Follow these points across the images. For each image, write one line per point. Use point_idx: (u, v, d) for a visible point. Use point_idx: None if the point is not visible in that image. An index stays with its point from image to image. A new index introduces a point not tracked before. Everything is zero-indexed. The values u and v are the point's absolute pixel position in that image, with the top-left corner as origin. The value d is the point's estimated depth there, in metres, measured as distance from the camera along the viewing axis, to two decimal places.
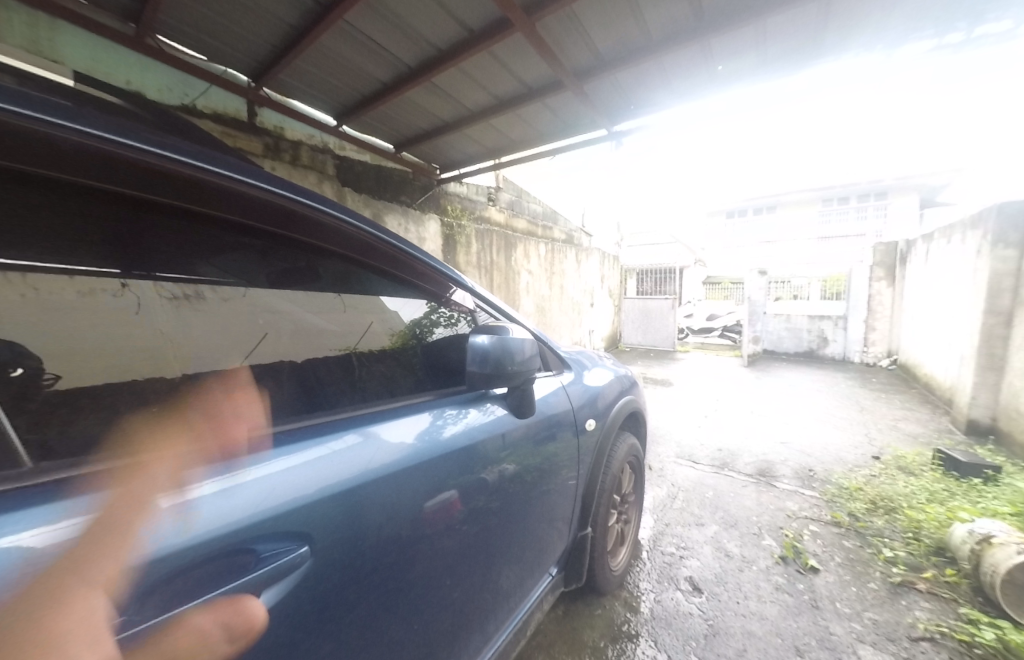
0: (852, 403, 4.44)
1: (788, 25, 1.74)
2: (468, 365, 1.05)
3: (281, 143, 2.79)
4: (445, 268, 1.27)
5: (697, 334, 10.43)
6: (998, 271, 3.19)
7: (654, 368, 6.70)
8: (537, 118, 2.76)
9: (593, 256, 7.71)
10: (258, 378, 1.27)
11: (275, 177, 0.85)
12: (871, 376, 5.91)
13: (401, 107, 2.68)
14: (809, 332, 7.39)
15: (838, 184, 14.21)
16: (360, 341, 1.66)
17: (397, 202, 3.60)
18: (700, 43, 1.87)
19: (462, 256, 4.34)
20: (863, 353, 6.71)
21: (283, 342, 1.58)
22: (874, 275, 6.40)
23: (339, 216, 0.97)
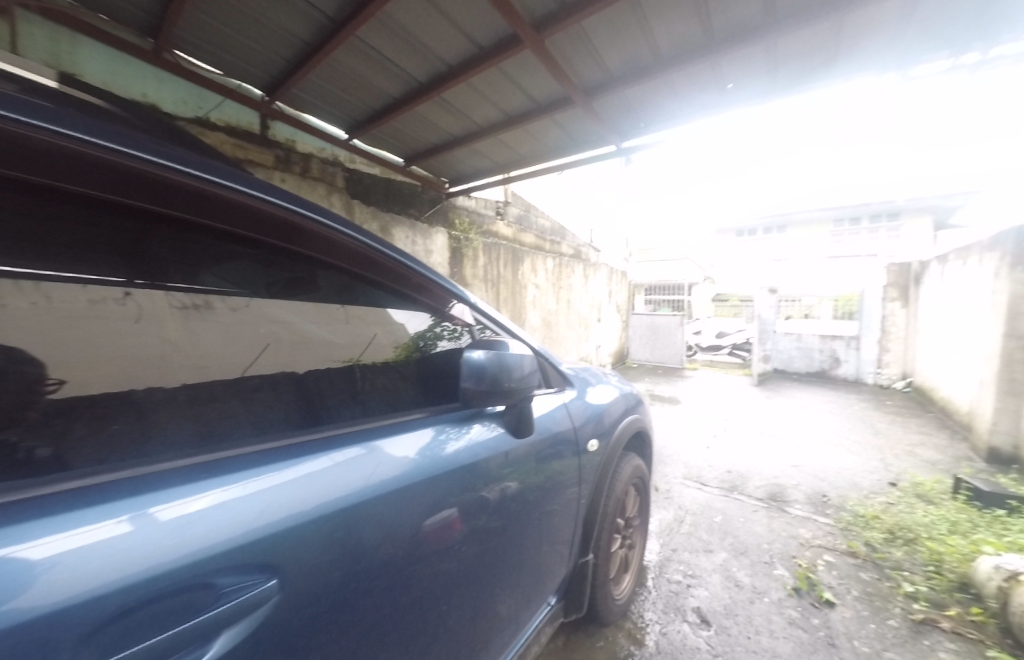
0: (867, 425, 4.31)
1: (801, 44, 1.75)
2: (464, 381, 1.02)
3: (291, 155, 2.86)
4: (441, 280, 1.28)
5: (706, 352, 10.32)
6: (1018, 294, 3.11)
7: (660, 385, 6.62)
8: (546, 133, 2.80)
9: (601, 271, 7.72)
10: (258, 388, 1.27)
11: (274, 188, 0.88)
12: (886, 398, 5.76)
13: (411, 122, 2.75)
14: (820, 352, 7.26)
15: (849, 204, 14.17)
16: (363, 353, 1.66)
17: (405, 215, 3.66)
18: (710, 62, 1.89)
19: (468, 269, 4.37)
20: (876, 375, 6.57)
21: (286, 353, 1.57)
22: (888, 296, 6.32)
23: (338, 228, 0.99)
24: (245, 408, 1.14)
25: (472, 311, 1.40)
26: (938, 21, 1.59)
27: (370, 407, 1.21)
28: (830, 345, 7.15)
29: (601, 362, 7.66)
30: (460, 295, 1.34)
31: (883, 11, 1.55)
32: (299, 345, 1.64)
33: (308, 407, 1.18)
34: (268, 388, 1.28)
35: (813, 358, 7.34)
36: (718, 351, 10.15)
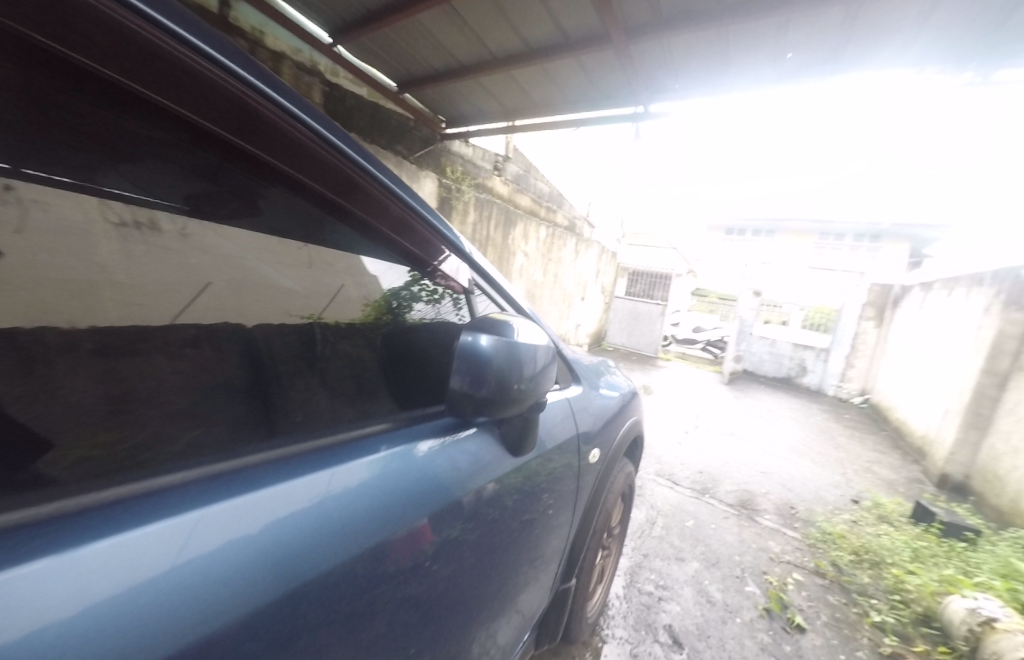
0: (828, 439, 4.59)
1: (882, 16, 1.62)
2: (456, 382, 0.85)
3: (258, 50, 2.43)
4: (443, 225, 1.11)
5: (680, 345, 10.59)
6: (1004, 334, 3.47)
7: (635, 372, 6.75)
8: (567, 78, 2.59)
9: (593, 249, 7.54)
10: (191, 343, 0.89)
11: (251, 66, 0.70)
12: (844, 412, 6.17)
13: (416, 37, 2.44)
14: (790, 359, 7.58)
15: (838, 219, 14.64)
16: (326, 309, 1.19)
17: (391, 151, 3.26)
18: (778, 19, 1.75)
19: (457, 222, 4.02)
20: (837, 387, 7.03)
21: (234, 299, 1.03)
22: (864, 315, 6.83)
23: (327, 135, 0.81)
24: (175, 368, 0.81)
25: (468, 271, 1.28)
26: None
27: (336, 397, 1.00)
28: (800, 354, 7.48)
29: (578, 341, 7.64)
30: (458, 247, 1.18)
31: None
32: (242, 289, 1.04)
33: (263, 399, 0.87)
34: (203, 346, 0.91)
35: (781, 364, 7.65)
36: (692, 345, 10.47)
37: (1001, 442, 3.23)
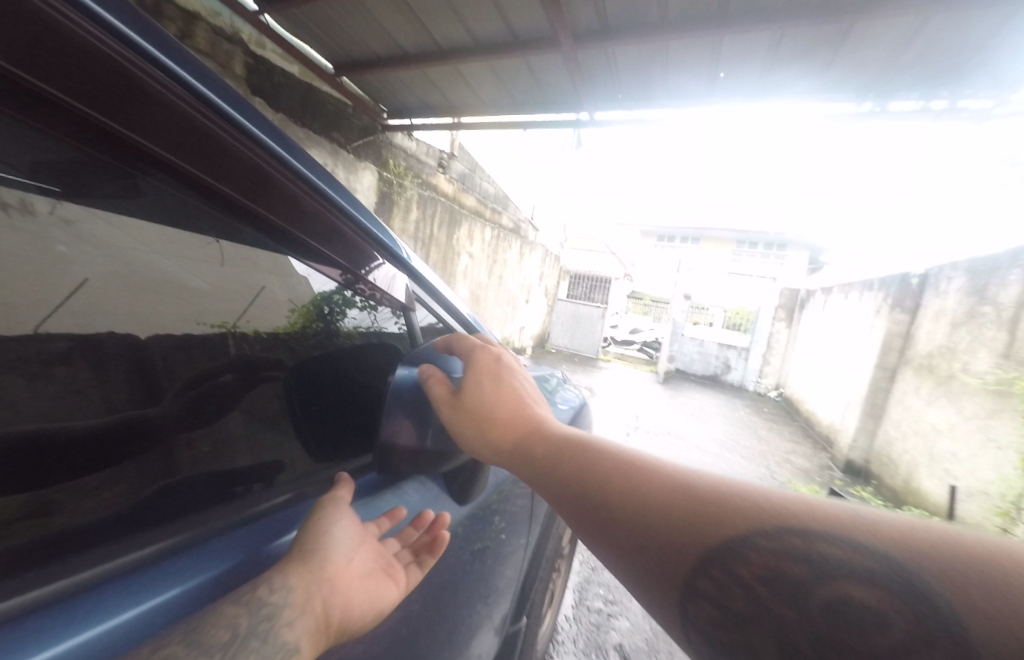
0: (752, 434, 5.18)
1: (804, 45, 1.78)
2: (393, 441, 0.77)
3: (164, 7, 2.27)
4: (380, 229, 0.95)
5: (619, 346, 11.15)
6: (893, 331, 4.27)
7: (578, 374, 6.94)
8: (516, 77, 2.54)
9: (537, 252, 7.61)
10: (63, 358, 0.64)
11: (146, 28, 0.52)
12: (763, 407, 6.92)
13: (351, 16, 2.27)
14: (716, 358, 8.30)
15: (753, 230, 16.52)
16: (243, 315, 0.91)
17: (326, 139, 3.03)
18: (713, 39, 1.85)
19: (398, 221, 3.81)
20: (756, 383, 7.90)
21: (133, 305, 0.74)
22: (778, 316, 7.70)
23: (253, 131, 0.66)
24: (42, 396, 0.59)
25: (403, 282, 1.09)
26: (916, 61, 1.78)
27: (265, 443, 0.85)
28: (725, 354, 8.23)
29: (523, 343, 7.68)
30: (392, 249, 1.00)
31: (889, 26, 1.61)
32: (136, 287, 0.74)
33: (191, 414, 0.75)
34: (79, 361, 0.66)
35: (709, 362, 8.35)
36: (631, 345, 11.08)
37: (893, 428, 3.98)
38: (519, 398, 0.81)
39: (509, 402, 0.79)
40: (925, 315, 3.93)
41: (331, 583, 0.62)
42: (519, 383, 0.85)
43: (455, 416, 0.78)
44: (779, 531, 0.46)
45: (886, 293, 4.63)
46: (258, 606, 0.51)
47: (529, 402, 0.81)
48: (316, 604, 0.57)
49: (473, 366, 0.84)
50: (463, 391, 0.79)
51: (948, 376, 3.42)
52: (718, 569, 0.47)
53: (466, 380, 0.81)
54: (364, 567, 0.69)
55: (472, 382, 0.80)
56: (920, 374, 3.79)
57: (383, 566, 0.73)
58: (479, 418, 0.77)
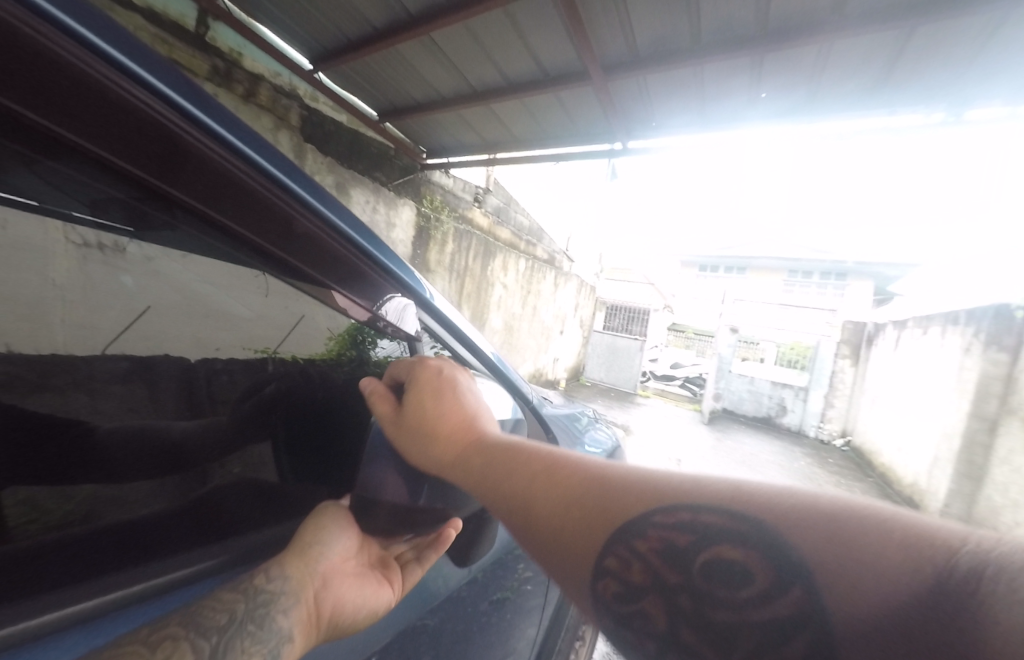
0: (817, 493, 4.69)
1: (853, 59, 1.71)
2: (380, 494, 0.82)
3: (234, 70, 2.55)
4: (385, 253, 0.89)
5: (659, 381, 10.63)
6: (990, 376, 3.78)
7: (614, 410, 6.66)
8: (548, 114, 2.64)
9: (572, 283, 7.58)
10: (122, 378, 0.68)
11: (148, 62, 0.53)
12: (827, 457, 6.20)
13: (394, 66, 2.50)
14: (770, 399, 7.64)
15: (806, 261, 15.57)
16: (284, 341, 0.92)
17: (370, 178, 3.34)
18: (752, 58, 1.82)
19: (433, 254, 4.00)
20: (818, 428, 7.16)
21: (186, 335, 0.75)
22: (841, 353, 7.07)
23: (259, 161, 0.64)
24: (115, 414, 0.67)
25: (428, 325, 1.11)
26: (990, 69, 1.64)
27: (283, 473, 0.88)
28: (779, 393, 7.57)
29: (556, 375, 7.52)
30: (415, 291, 0.99)
31: (961, 24, 1.48)
32: (189, 314, 0.75)
33: (226, 443, 0.80)
34: (137, 383, 0.70)
35: (761, 403, 7.70)
36: (672, 381, 10.51)
37: (999, 495, 3.44)
38: (459, 407, 0.79)
39: (448, 411, 0.78)
40: None
41: (326, 577, 0.65)
42: (462, 387, 0.84)
43: (400, 434, 0.78)
44: (674, 508, 0.53)
45: (978, 329, 4.09)
46: (257, 592, 0.56)
47: (471, 409, 0.81)
48: (309, 595, 0.61)
49: (413, 377, 0.83)
50: (403, 406, 0.80)
51: None
52: (622, 547, 0.53)
53: (403, 404, 0.80)
54: (358, 567, 0.71)
55: (410, 396, 0.80)
56: None
57: (380, 568, 0.75)
58: (420, 434, 0.76)
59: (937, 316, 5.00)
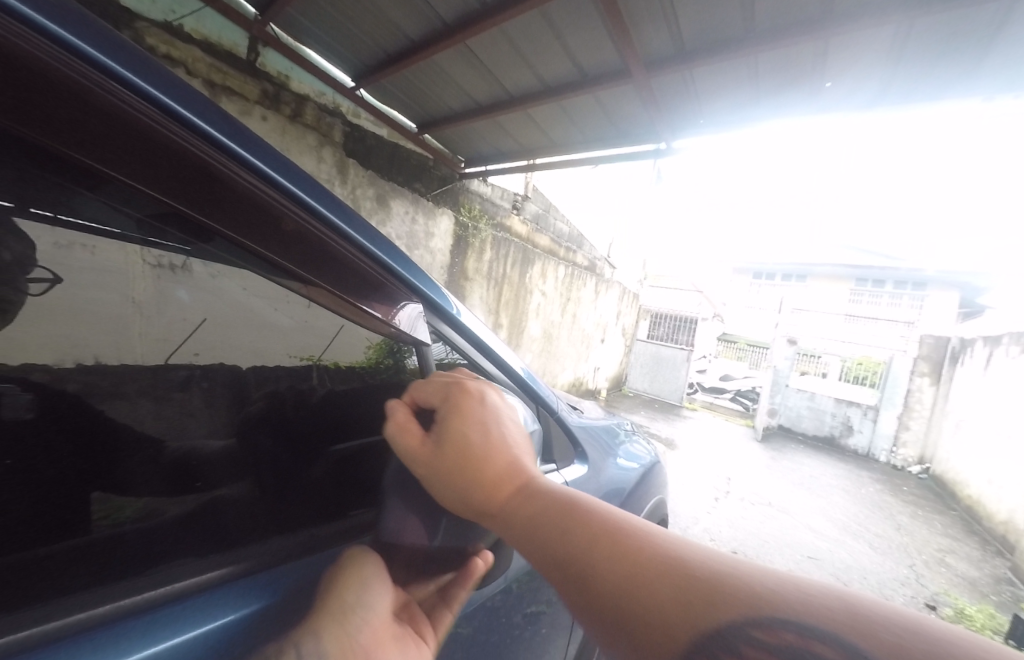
0: (890, 525, 4.19)
1: (933, 39, 1.52)
2: (400, 539, 0.82)
3: (282, 93, 2.71)
4: (409, 269, 0.94)
5: (707, 394, 10.07)
6: None
7: (657, 422, 6.39)
8: (586, 116, 2.61)
9: (614, 290, 7.38)
10: (181, 385, 0.83)
11: (151, 72, 0.54)
12: (902, 484, 5.55)
13: (433, 77, 2.58)
14: (833, 417, 6.99)
15: (877, 266, 14.14)
16: (327, 349, 0.98)
17: (409, 189, 3.45)
18: (813, 45, 1.68)
19: (471, 262, 4.07)
20: (891, 452, 6.43)
21: (233, 341, 0.87)
22: (918, 370, 6.32)
23: (256, 164, 0.64)
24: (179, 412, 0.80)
25: (456, 342, 1.14)
26: None
27: (299, 503, 0.82)
28: (844, 412, 6.90)
29: (597, 384, 7.34)
30: (441, 310, 1.05)
31: None
32: (241, 325, 0.86)
33: (256, 456, 0.83)
34: (194, 390, 0.84)
35: (823, 421, 7.06)
36: (721, 395, 9.91)
37: None
38: (506, 450, 0.74)
39: (494, 455, 0.72)
40: None
41: (369, 645, 0.55)
42: (506, 422, 0.79)
43: (435, 469, 0.70)
44: (777, 624, 0.48)
45: None
46: None
47: (518, 454, 0.75)
48: None
49: (451, 404, 0.74)
50: (440, 439, 0.71)
51: None
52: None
53: (443, 426, 0.72)
54: (395, 627, 0.61)
55: (450, 429, 0.71)
56: None
57: (410, 621, 0.66)
58: (464, 474, 0.69)
59: None
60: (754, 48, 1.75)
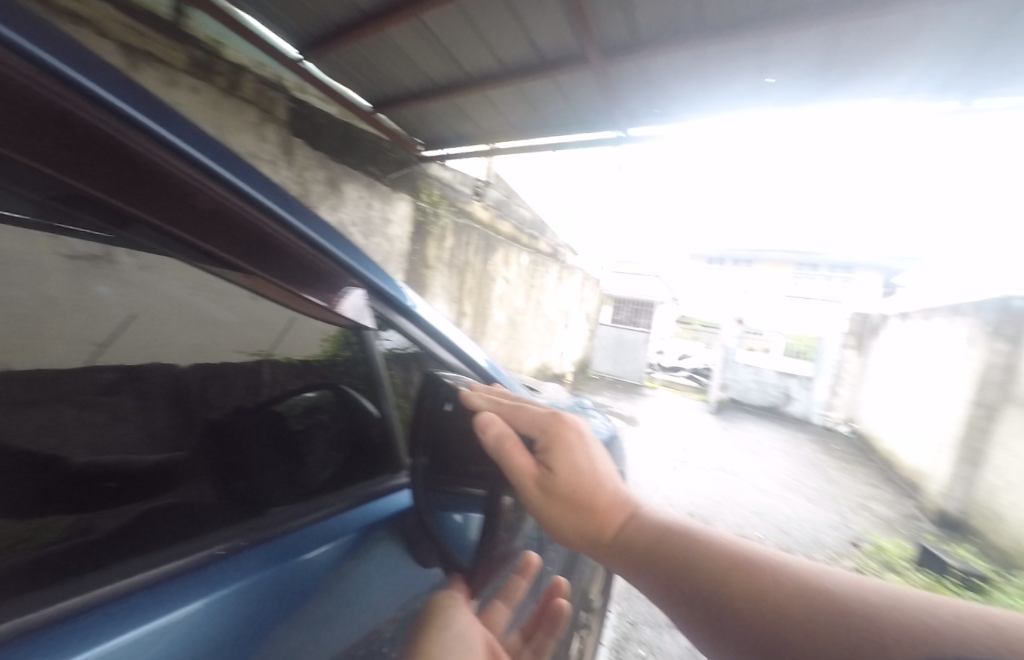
0: (823, 480, 4.69)
1: (859, 41, 1.64)
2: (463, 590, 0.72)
3: (215, 62, 2.46)
4: (362, 262, 0.88)
5: (665, 373, 10.63)
6: (993, 364, 3.76)
7: (620, 402, 6.67)
8: (544, 101, 2.58)
9: (576, 276, 7.51)
10: (108, 390, 0.82)
11: (63, 53, 0.48)
12: (833, 444, 6.21)
13: (385, 53, 2.44)
14: (775, 389, 7.63)
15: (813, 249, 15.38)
16: (276, 343, 1.03)
17: (363, 172, 3.29)
18: (756, 41, 1.76)
19: (432, 249, 3.97)
20: (823, 417, 7.14)
21: (165, 340, 0.92)
22: (846, 343, 7.00)
23: (190, 153, 0.59)
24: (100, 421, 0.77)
25: (412, 334, 1.03)
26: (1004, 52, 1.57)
27: (279, 491, 0.83)
28: (785, 383, 7.55)
29: (562, 368, 7.52)
30: (394, 300, 0.96)
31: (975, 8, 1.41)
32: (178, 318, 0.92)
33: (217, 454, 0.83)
34: (124, 392, 0.83)
35: (767, 393, 7.70)
36: (678, 373, 10.50)
37: (997, 480, 3.45)
38: (609, 478, 0.72)
39: (599, 485, 0.70)
40: None
41: None
42: (600, 451, 0.76)
43: (547, 502, 0.66)
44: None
45: (983, 319, 4.06)
46: None
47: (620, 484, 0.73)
48: None
49: (553, 435, 0.71)
50: (550, 467, 0.68)
51: None
52: None
53: (548, 456, 0.69)
54: None
55: (560, 457, 0.69)
56: None
57: None
58: (576, 505, 0.66)
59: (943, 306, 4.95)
60: (703, 41, 1.81)
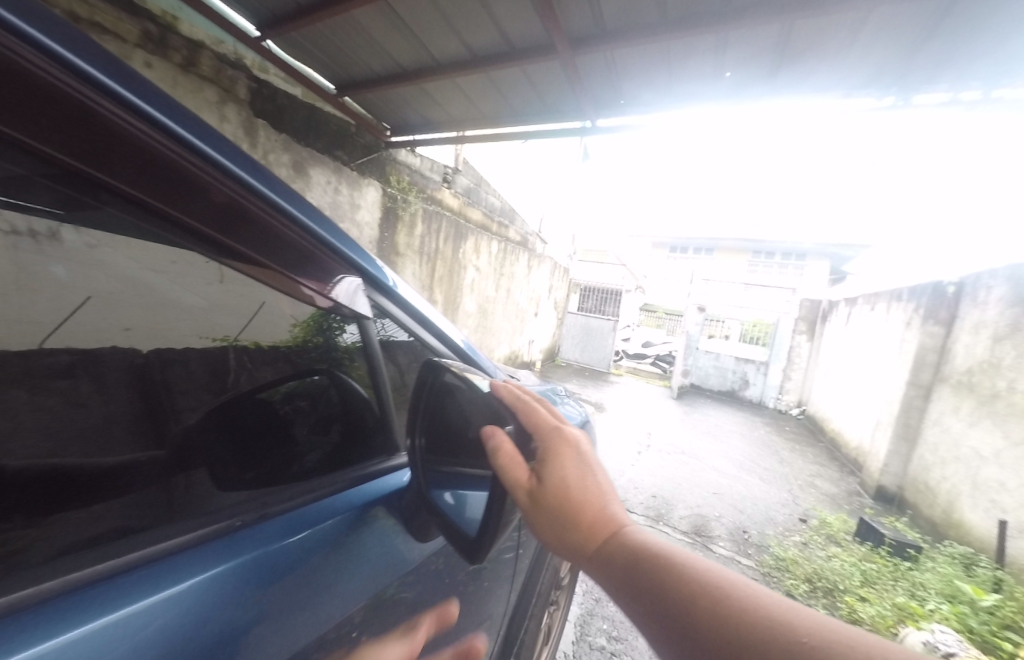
0: (775, 458, 5.06)
1: (810, 41, 1.75)
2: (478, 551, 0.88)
3: (169, 36, 2.27)
4: (350, 246, 0.91)
5: (631, 359, 11.00)
6: (925, 347, 4.16)
7: (588, 389, 6.85)
8: (513, 89, 2.57)
9: (546, 265, 7.59)
10: (65, 373, 0.71)
11: (10, 3, 0.46)
12: (785, 425, 6.69)
13: (351, 35, 2.34)
14: (734, 373, 8.10)
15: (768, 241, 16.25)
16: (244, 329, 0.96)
17: (330, 156, 3.15)
18: (717, 35, 1.82)
19: (402, 238, 3.89)
20: (777, 399, 7.66)
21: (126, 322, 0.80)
22: (798, 329, 7.52)
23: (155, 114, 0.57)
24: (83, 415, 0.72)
25: (399, 316, 1.08)
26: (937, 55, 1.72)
27: (245, 486, 0.81)
28: (742, 368, 8.02)
29: (532, 357, 7.61)
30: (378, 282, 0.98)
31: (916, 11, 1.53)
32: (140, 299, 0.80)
33: (195, 447, 0.80)
34: (81, 377, 0.73)
35: (726, 378, 8.15)
36: (643, 360, 10.89)
37: (929, 453, 3.85)
38: (601, 493, 0.67)
39: (590, 499, 0.67)
40: (962, 329, 3.82)
41: None
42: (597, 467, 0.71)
43: (536, 509, 0.66)
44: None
45: (917, 304, 4.48)
46: None
47: (614, 500, 0.68)
48: None
49: (549, 447, 0.71)
50: (542, 477, 0.68)
51: (991, 395, 3.27)
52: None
53: (543, 465, 0.69)
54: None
55: (552, 470, 0.68)
56: (959, 393, 3.66)
57: None
58: (564, 515, 0.65)
59: (885, 294, 5.40)
60: (667, 35, 1.85)
